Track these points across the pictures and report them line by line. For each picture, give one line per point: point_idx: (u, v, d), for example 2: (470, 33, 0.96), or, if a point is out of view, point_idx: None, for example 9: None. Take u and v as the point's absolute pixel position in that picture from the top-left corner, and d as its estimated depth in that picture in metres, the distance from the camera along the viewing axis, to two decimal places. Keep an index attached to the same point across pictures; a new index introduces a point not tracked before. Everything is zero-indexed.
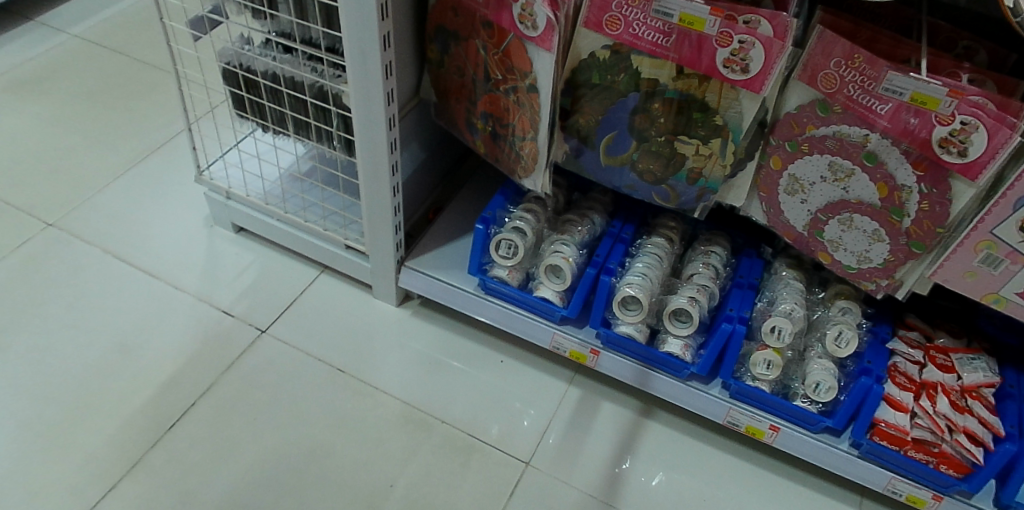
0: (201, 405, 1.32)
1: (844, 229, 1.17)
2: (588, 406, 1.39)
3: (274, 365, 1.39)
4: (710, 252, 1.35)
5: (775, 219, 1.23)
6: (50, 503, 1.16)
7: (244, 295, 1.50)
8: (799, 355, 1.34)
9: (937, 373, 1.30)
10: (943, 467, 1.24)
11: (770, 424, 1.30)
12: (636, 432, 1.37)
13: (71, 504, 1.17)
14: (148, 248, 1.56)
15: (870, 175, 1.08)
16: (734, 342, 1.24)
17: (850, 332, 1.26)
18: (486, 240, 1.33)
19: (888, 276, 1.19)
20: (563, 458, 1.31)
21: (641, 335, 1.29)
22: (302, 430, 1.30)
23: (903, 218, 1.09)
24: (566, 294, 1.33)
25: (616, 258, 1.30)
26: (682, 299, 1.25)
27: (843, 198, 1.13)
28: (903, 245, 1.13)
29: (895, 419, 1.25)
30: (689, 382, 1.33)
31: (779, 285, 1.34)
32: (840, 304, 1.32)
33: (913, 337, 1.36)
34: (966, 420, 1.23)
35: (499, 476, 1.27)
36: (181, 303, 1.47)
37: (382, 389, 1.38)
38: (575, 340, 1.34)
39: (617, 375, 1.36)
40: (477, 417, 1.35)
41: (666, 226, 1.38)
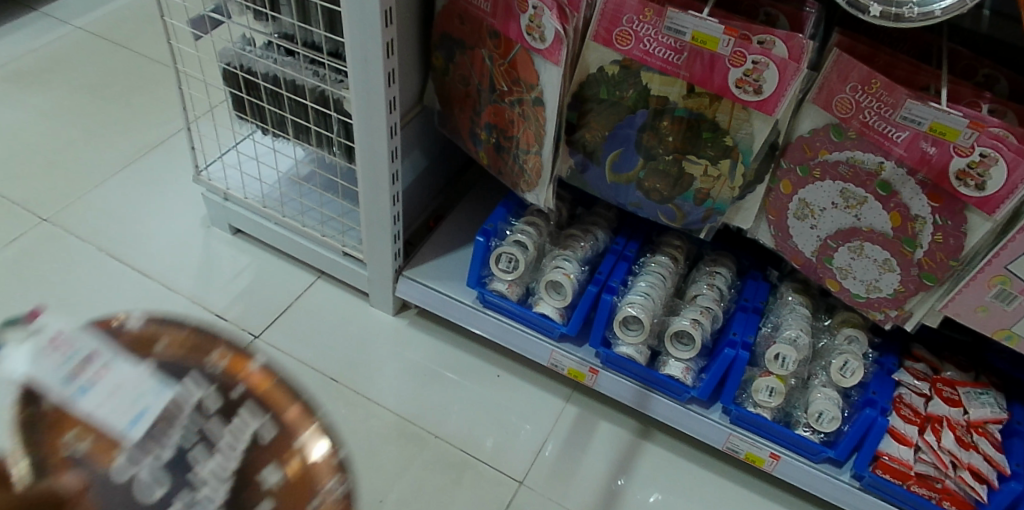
0: None
1: (853, 257, 1.14)
2: (585, 425, 1.37)
3: None
4: (715, 273, 1.32)
5: (782, 244, 1.21)
6: None
7: (239, 298, 1.49)
8: (803, 382, 1.31)
9: (943, 407, 1.27)
10: (947, 503, 1.21)
11: (770, 452, 1.27)
12: (633, 454, 1.34)
13: None
14: (144, 247, 1.55)
15: (882, 203, 1.05)
16: (736, 367, 1.22)
17: (856, 363, 1.23)
18: (486, 252, 1.31)
19: (898, 307, 1.16)
20: (557, 478, 1.29)
21: (641, 357, 1.26)
22: None
23: (916, 249, 1.06)
24: (566, 311, 1.31)
25: (618, 276, 1.27)
26: (685, 321, 1.23)
27: (854, 225, 1.10)
28: (914, 275, 1.10)
29: (898, 453, 1.22)
30: (688, 406, 1.30)
31: (784, 310, 1.31)
32: (847, 332, 1.29)
33: (919, 369, 1.33)
34: (971, 456, 1.21)
35: (491, 494, 1.25)
36: (175, 304, 1.46)
37: (375, 400, 1.36)
38: (573, 358, 1.32)
39: (616, 395, 1.33)
40: (472, 433, 1.33)
41: (671, 244, 1.35)
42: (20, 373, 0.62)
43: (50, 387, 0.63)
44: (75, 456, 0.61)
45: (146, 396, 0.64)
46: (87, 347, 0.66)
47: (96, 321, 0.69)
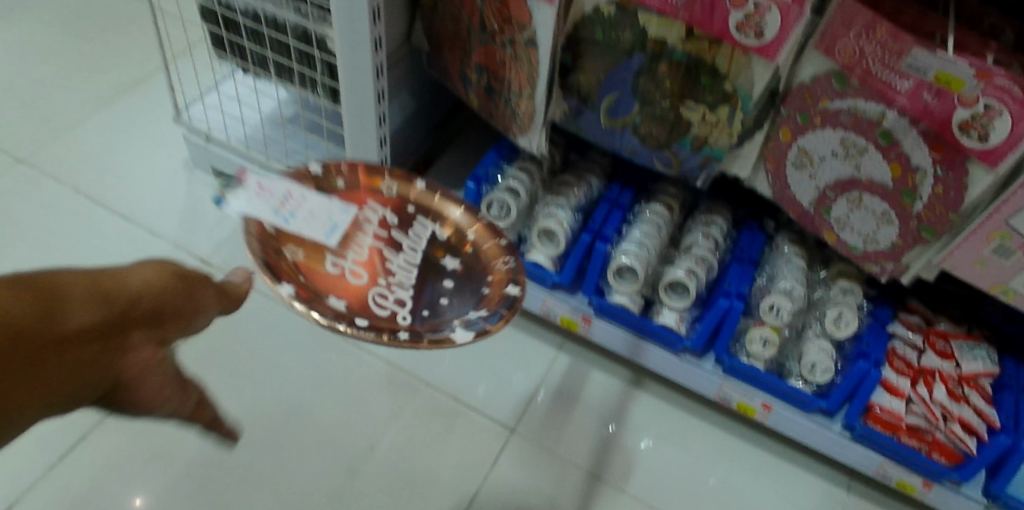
0: (176, 357, 1.29)
1: (851, 208, 1.13)
2: (577, 374, 1.36)
3: (255, 319, 1.37)
4: (711, 223, 1.30)
5: (780, 193, 1.19)
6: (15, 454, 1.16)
7: (224, 242, 1.46)
8: (797, 333, 1.30)
9: (935, 359, 1.28)
10: (936, 454, 1.21)
11: (761, 402, 1.26)
12: (624, 406, 1.33)
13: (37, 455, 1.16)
14: (125, 191, 1.52)
15: (883, 154, 1.02)
16: (730, 319, 1.21)
17: (850, 314, 1.23)
18: (478, 199, 1.29)
19: (895, 260, 1.15)
20: (549, 426, 1.29)
21: (635, 306, 1.24)
22: (283, 386, 1.28)
23: (915, 201, 1.04)
24: (559, 260, 1.29)
25: (612, 225, 1.25)
26: (680, 272, 1.21)
27: (854, 176, 1.08)
28: (912, 229, 1.08)
29: (889, 405, 1.23)
30: (681, 356, 1.28)
31: (779, 261, 1.29)
32: (841, 285, 1.27)
33: (913, 321, 1.33)
34: (961, 409, 1.20)
35: (483, 442, 1.25)
36: (158, 248, 1.43)
37: (367, 349, 1.35)
38: (566, 306, 1.30)
39: (608, 343, 1.32)
40: (462, 381, 1.33)
41: (666, 192, 1.32)
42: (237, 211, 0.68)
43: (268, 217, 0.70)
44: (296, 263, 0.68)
45: (334, 214, 0.75)
46: (281, 189, 0.74)
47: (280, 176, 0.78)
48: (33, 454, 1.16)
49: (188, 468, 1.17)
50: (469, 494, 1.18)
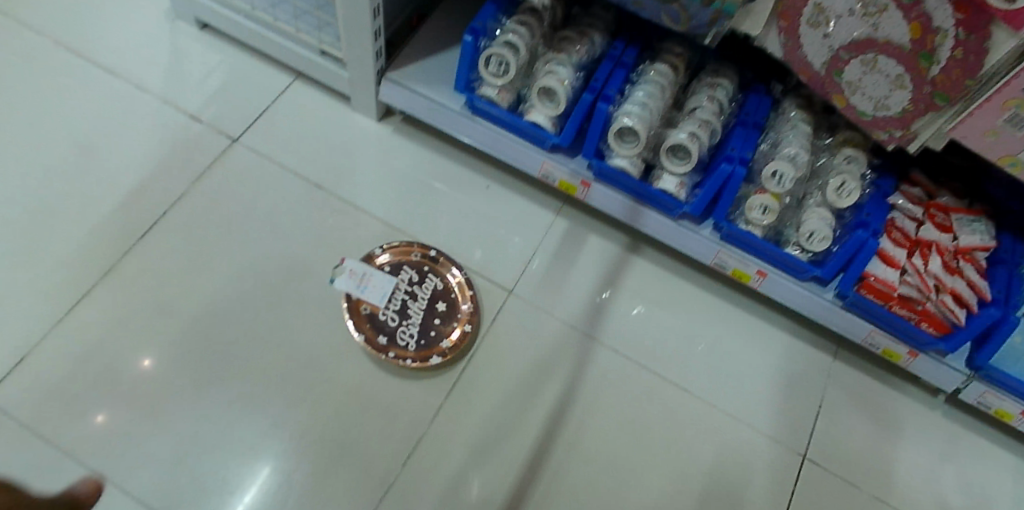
0: (173, 216, 1.27)
1: (865, 71, 1.05)
2: (575, 239, 1.38)
3: (249, 177, 1.33)
4: (717, 85, 1.25)
5: (791, 54, 1.11)
6: (19, 307, 1.15)
7: (213, 99, 1.41)
8: (797, 202, 1.27)
9: (933, 232, 1.25)
10: (923, 324, 1.22)
11: (756, 269, 1.28)
12: (621, 266, 1.38)
13: (42, 310, 1.15)
14: (104, 42, 1.44)
15: (903, 12, 0.95)
16: (731, 184, 1.18)
17: (853, 183, 1.18)
18: (474, 54, 1.22)
19: (903, 128, 1.09)
20: (547, 286, 1.33)
21: (635, 170, 1.22)
22: (282, 245, 1.27)
23: (932, 65, 0.98)
24: (559, 121, 1.25)
25: (615, 84, 1.19)
26: (682, 135, 1.17)
27: (870, 35, 1.00)
28: (926, 94, 1.02)
29: (884, 274, 1.21)
30: (679, 222, 1.29)
31: (785, 127, 1.25)
32: (847, 153, 1.24)
33: (914, 194, 1.29)
34: (954, 281, 1.20)
35: (483, 303, 1.29)
36: (146, 105, 1.37)
37: (362, 209, 1.33)
38: (565, 170, 1.29)
39: (606, 209, 1.32)
40: (461, 243, 1.33)
41: (672, 52, 1.26)
42: (351, 291, 1.23)
43: (356, 290, 1.23)
44: (370, 315, 1.22)
45: (384, 285, 1.25)
46: (363, 270, 1.25)
47: (362, 260, 1.26)
48: (35, 309, 1.15)
49: (192, 323, 1.18)
50: (471, 351, 1.24)
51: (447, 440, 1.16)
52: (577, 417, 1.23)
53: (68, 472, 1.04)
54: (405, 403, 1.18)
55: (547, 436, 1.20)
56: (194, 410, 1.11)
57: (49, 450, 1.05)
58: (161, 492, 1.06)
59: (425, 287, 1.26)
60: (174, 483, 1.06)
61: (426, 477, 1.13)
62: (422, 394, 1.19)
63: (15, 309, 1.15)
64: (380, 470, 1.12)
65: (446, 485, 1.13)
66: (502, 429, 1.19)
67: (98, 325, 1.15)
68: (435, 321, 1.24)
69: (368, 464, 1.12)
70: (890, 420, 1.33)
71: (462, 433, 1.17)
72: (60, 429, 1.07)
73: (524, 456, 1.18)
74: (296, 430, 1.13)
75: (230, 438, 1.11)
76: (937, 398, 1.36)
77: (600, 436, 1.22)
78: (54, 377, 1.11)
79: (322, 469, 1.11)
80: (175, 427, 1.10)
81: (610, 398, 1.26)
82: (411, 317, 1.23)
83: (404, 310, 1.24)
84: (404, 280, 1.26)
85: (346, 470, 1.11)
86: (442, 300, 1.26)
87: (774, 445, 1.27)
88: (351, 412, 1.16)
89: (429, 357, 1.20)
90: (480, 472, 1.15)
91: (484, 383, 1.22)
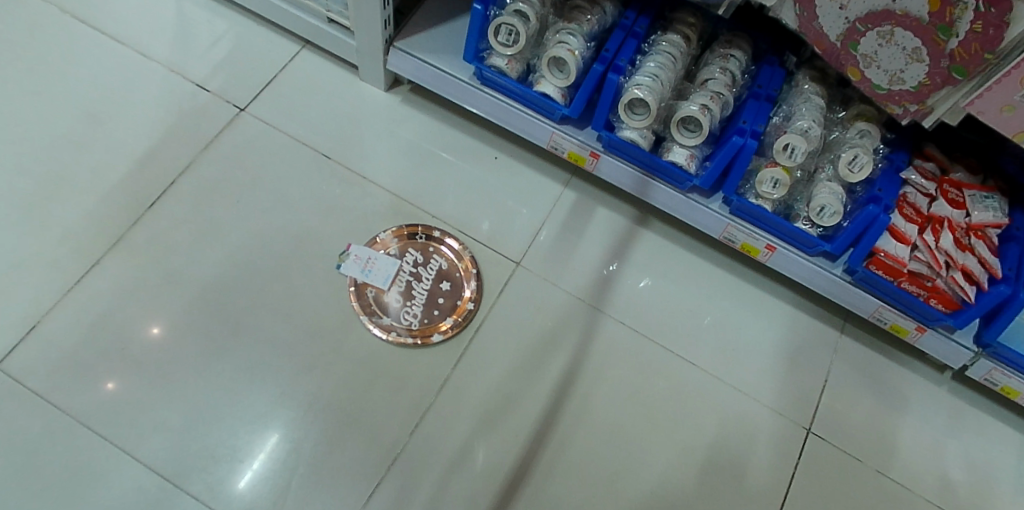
0: (181, 185, 1.27)
1: (881, 43, 1.03)
2: (583, 211, 1.38)
3: (258, 147, 1.32)
4: (729, 56, 1.23)
5: (806, 25, 1.09)
6: (30, 275, 1.16)
7: (220, 67, 1.40)
8: (808, 176, 1.26)
9: (946, 208, 1.21)
10: (933, 301, 1.22)
11: (766, 243, 1.28)
12: (629, 239, 1.37)
13: (53, 278, 1.16)
14: (109, 9, 1.42)
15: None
16: (742, 157, 1.17)
17: (866, 157, 1.17)
18: (484, 23, 1.21)
19: (919, 101, 1.08)
20: (555, 259, 1.33)
21: (644, 142, 1.21)
22: (290, 215, 1.27)
23: (950, 38, 0.96)
24: (569, 92, 1.24)
25: (626, 55, 1.18)
26: (694, 107, 1.15)
27: (888, 7, 0.98)
28: (943, 68, 1.00)
29: (895, 250, 1.19)
30: (688, 195, 1.28)
31: (798, 99, 1.23)
32: (860, 127, 1.22)
33: (928, 169, 1.26)
34: (965, 258, 1.18)
35: (491, 275, 1.29)
36: (153, 73, 1.37)
37: (371, 179, 1.33)
38: (574, 141, 1.27)
39: (616, 181, 1.32)
40: (469, 215, 1.33)
41: (684, 22, 1.25)
42: (355, 277, 1.23)
43: (360, 275, 1.24)
44: (374, 297, 1.23)
45: (388, 268, 1.25)
46: (367, 254, 1.25)
47: (366, 244, 1.27)
48: (46, 277, 1.16)
49: (201, 293, 1.18)
50: (477, 323, 1.24)
51: (454, 410, 1.17)
52: (583, 390, 1.23)
53: (82, 437, 1.06)
54: (412, 373, 1.19)
55: (553, 408, 1.21)
56: (204, 379, 1.13)
57: (63, 417, 1.07)
58: (172, 458, 1.07)
59: (430, 267, 1.27)
60: (185, 449, 1.08)
61: (433, 446, 1.14)
62: (429, 365, 1.20)
63: (26, 276, 1.16)
64: (387, 439, 1.14)
65: (453, 454, 1.14)
66: (508, 400, 1.20)
67: (108, 293, 1.16)
68: (438, 300, 1.25)
69: (376, 432, 1.14)
70: (895, 395, 1.33)
71: (469, 404, 1.18)
72: (72, 396, 1.09)
73: (530, 428, 1.19)
74: (304, 399, 1.14)
75: (240, 406, 1.12)
76: (944, 375, 1.36)
77: (606, 409, 1.23)
78: (66, 344, 1.12)
79: (330, 437, 1.12)
80: (185, 395, 1.11)
81: (616, 371, 1.26)
82: (415, 298, 1.24)
83: (408, 291, 1.25)
84: (408, 262, 1.27)
85: (354, 439, 1.13)
86: (446, 279, 1.27)
87: (778, 419, 1.28)
88: (359, 381, 1.17)
89: (431, 335, 1.22)
90: (486, 442, 1.16)
91: (490, 354, 1.22)
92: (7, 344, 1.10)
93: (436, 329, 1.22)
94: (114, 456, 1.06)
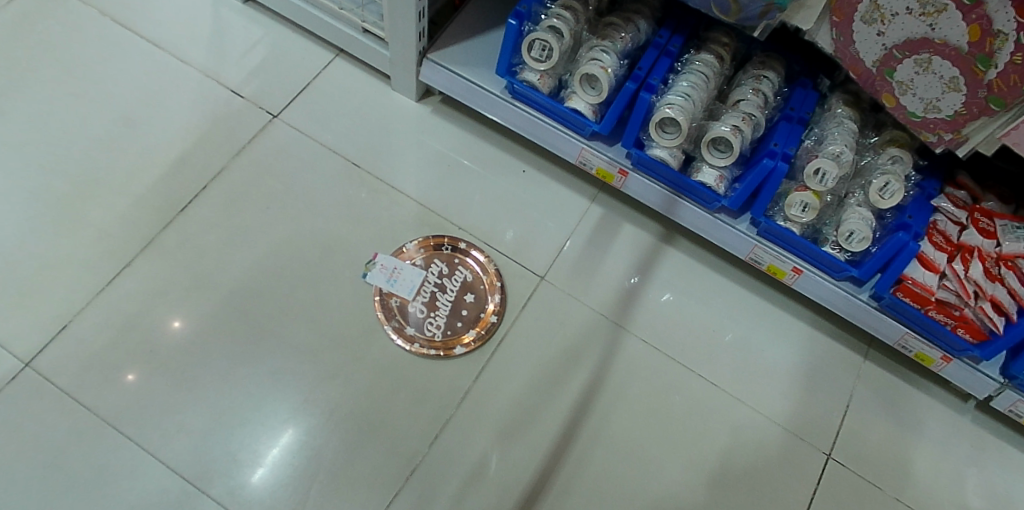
0: (212, 189, 1.28)
1: (918, 71, 1.02)
2: (609, 227, 1.38)
3: (288, 154, 1.33)
4: (762, 77, 1.23)
5: (842, 50, 1.08)
6: (63, 275, 1.17)
7: (254, 73, 1.41)
8: (838, 200, 1.25)
9: (976, 237, 1.19)
10: (960, 331, 1.20)
11: (792, 266, 1.27)
12: (654, 256, 1.37)
13: (85, 278, 1.18)
14: (149, 13, 1.44)
15: (962, 13, 0.92)
16: (773, 179, 1.16)
17: (897, 184, 1.16)
18: (518, 38, 1.21)
19: (954, 131, 1.06)
20: (579, 274, 1.33)
21: (674, 161, 1.21)
22: (318, 222, 1.28)
23: (989, 69, 0.95)
24: (600, 109, 1.24)
25: (659, 74, 1.18)
26: (725, 128, 1.15)
27: (926, 36, 0.97)
28: (980, 98, 0.99)
29: (922, 278, 1.19)
30: (716, 215, 1.28)
31: (830, 123, 1.23)
32: (892, 153, 1.21)
33: (960, 197, 1.24)
34: (995, 289, 1.15)
35: (515, 288, 1.29)
36: (188, 78, 1.38)
37: (399, 189, 1.34)
38: (603, 158, 1.28)
39: (643, 199, 1.32)
40: (494, 226, 1.34)
41: (718, 42, 1.25)
42: (380, 286, 1.24)
43: (385, 284, 1.24)
44: (398, 306, 1.24)
45: (413, 278, 1.26)
46: (393, 263, 1.26)
47: (393, 253, 1.27)
48: (78, 277, 1.18)
49: (229, 297, 1.20)
50: (500, 336, 1.25)
51: (474, 421, 1.18)
52: (603, 406, 1.23)
53: (107, 438, 1.07)
54: (434, 383, 1.19)
55: (572, 423, 1.21)
56: (228, 383, 1.14)
57: (90, 416, 1.08)
58: (194, 461, 1.08)
59: (455, 279, 1.28)
60: (208, 453, 1.09)
61: (452, 457, 1.14)
62: (450, 376, 1.20)
63: (60, 276, 1.17)
64: (406, 448, 1.14)
65: (471, 466, 1.14)
66: (527, 413, 1.20)
67: (138, 295, 1.18)
68: (462, 312, 1.25)
69: (396, 442, 1.14)
70: (918, 423, 1.32)
71: (488, 417, 1.18)
72: (100, 396, 1.10)
73: (549, 442, 1.19)
74: (326, 406, 1.14)
75: (263, 411, 1.13)
76: (967, 403, 1.35)
77: (625, 426, 1.23)
78: (95, 345, 1.13)
79: (350, 446, 1.13)
80: (209, 398, 1.12)
81: (637, 388, 1.26)
82: (439, 309, 1.25)
83: (432, 302, 1.25)
84: (433, 273, 1.27)
85: (373, 448, 1.13)
86: (471, 291, 1.27)
87: (799, 443, 1.27)
88: (380, 390, 1.17)
89: (454, 347, 1.22)
90: (505, 455, 1.16)
91: (511, 367, 1.23)
92: (40, 343, 1.12)
93: (459, 341, 1.23)
94: (137, 457, 1.07)
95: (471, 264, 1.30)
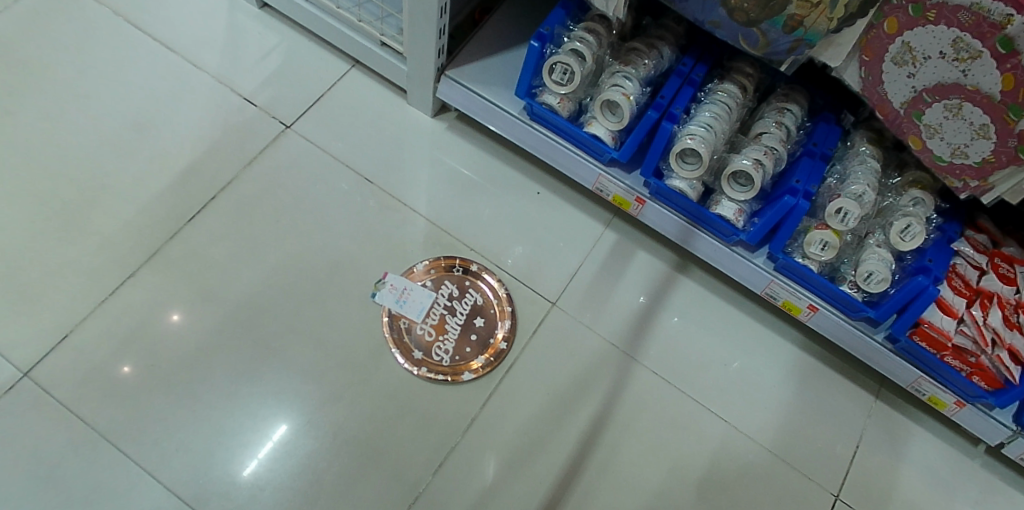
0: (222, 200, 1.26)
1: (947, 116, 0.99)
2: (622, 254, 1.36)
3: (300, 166, 1.31)
4: (785, 110, 1.21)
5: (870, 89, 1.06)
6: (64, 283, 1.15)
7: (268, 82, 1.39)
8: (858, 239, 1.23)
9: (996, 283, 1.17)
10: (976, 378, 1.18)
11: (808, 303, 1.24)
12: (667, 284, 1.35)
13: (88, 287, 1.15)
14: (162, 16, 1.42)
15: (997, 61, 0.89)
16: (793, 216, 1.14)
17: (919, 227, 1.14)
18: (540, 60, 1.19)
19: (980, 178, 1.03)
20: (590, 301, 1.30)
21: (693, 193, 1.19)
22: (327, 238, 1.26)
23: (1021, 119, 0.91)
24: (619, 135, 1.22)
25: (681, 103, 1.16)
26: (747, 161, 1.13)
27: (958, 82, 0.94)
28: (1010, 147, 0.95)
29: (940, 323, 1.16)
30: (732, 248, 1.26)
31: (853, 161, 1.21)
32: (914, 195, 1.19)
33: (980, 241, 1.22)
34: (1013, 337, 1.13)
35: (525, 312, 1.27)
36: (201, 84, 1.36)
37: (410, 206, 1.32)
38: (620, 185, 1.26)
39: (659, 227, 1.30)
40: (507, 249, 1.31)
41: (742, 72, 1.22)
42: (390, 307, 1.22)
43: (394, 306, 1.22)
44: (407, 329, 1.21)
45: (423, 300, 1.24)
46: (404, 284, 1.24)
47: (404, 273, 1.25)
48: (80, 286, 1.15)
49: (233, 312, 1.17)
50: (508, 363, 1.22)
51: (479, 448, 1.15)
52: (610, 438, 1.21)
53: (103, 453, 1.05)
54: (440, 408, 1.17)
55: (578, 455, 1.18)
56: (230, 401, 1.11)
57: (88, 431, 1.06)
58: (194, 480, 1.06)
59: (465, 302, 1.26)
60: (206, 473, 1.06)
61: (456, 485, 1.12)
62: (456, 401, 1.18)
63: (62, 284, 1.15)
64: (410, 474, 1.12)
65: (474, 495, 1.12)
66: (534, 441, 1.17)
67: (142, 306, 1.15)
68: (471, 336, 1.23)
69: (398, 467, 1.12)
70: (928, 466, 1.29)
71: (493, 444, 1.16)
72: (98, 411, 1.08)
73: (554, 473, 1.16)
74: (330, 427, 1.12)
75: (265, 431, 1.10)
76: (977, 448, 1.32)
77: (632, 459, 1.20)
78: (95, 358, 1.11)
79: (353, 471, 1.10)
80: (210, 416, 1.10)
81: (644, 422, 1.23)
82: (447, 332, 1.23)
83: (440, 324, 1.23)
84: (443, 295, 1.25)
85: (375, 473, 1.11)
86: (480, 315, 1.25)
87: (809, 484, 1.24)
88: (384, 413, 1.15)
89: (462, 373, 1.20)
90: (509, 486, 1.14)
91: (518, 395, 1.20)
92: (38, 352, 1.10)
93: (467, 366, 1.21)
94: (135, 475, 1.05)
95: (484, 288, 1.27)
